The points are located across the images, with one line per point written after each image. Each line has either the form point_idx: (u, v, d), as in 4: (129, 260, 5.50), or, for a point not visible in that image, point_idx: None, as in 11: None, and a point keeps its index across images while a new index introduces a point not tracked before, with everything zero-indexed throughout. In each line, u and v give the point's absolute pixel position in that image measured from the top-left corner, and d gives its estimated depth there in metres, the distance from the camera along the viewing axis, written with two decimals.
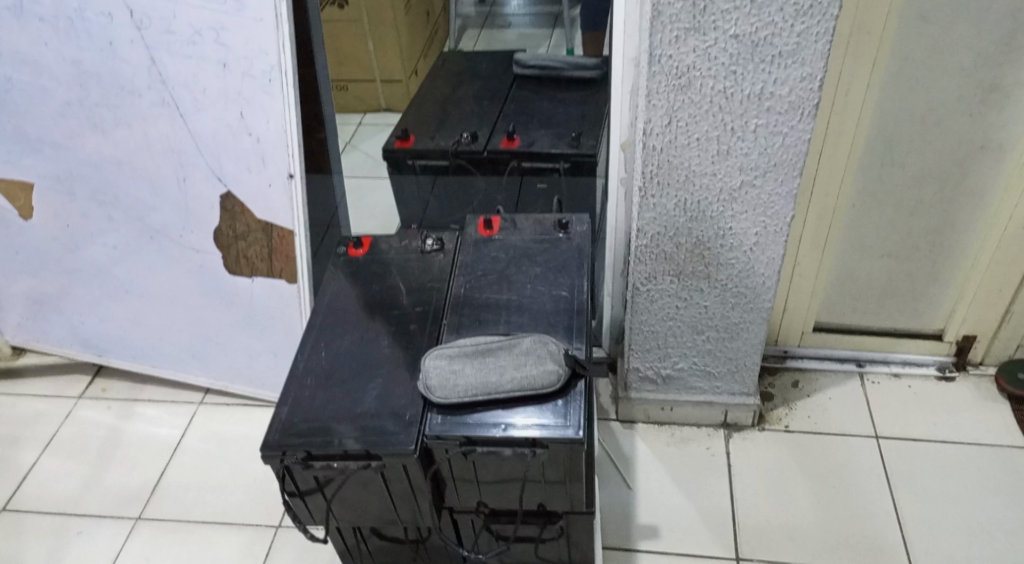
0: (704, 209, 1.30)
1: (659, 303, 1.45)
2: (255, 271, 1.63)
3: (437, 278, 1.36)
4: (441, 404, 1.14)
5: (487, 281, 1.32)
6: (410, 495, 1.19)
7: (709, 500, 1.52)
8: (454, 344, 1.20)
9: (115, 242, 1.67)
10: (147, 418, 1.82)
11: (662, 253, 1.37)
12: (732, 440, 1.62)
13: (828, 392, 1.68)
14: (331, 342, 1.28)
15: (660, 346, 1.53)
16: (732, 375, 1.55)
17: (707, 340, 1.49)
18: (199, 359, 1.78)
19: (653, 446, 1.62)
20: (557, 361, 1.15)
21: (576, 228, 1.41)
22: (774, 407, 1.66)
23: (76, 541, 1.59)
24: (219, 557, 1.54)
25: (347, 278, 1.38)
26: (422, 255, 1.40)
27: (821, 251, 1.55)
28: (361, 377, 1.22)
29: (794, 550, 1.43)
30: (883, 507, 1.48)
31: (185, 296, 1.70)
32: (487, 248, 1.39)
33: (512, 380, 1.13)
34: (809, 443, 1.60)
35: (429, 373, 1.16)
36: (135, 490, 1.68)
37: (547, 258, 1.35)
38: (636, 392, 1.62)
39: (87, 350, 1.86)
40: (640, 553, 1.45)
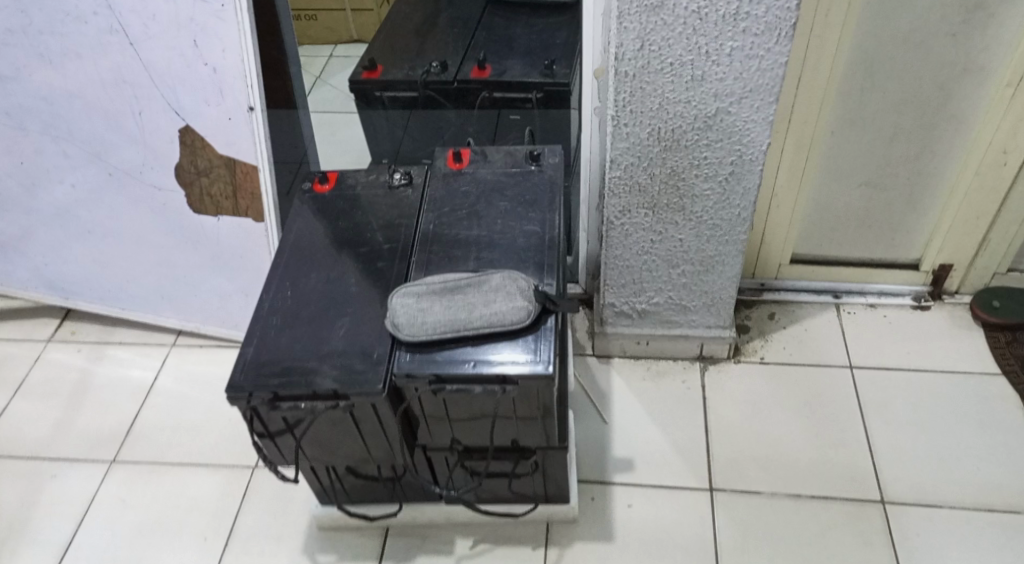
0: (678, 138, 1.26)
1: (634, 237, 1.42)
2: (220, 209, 1.59)
3: (406, 214, 1.32)
4: (409, 341, 1.12)
5: (457, 217, 1.29)
6: (381, 434, 1.18)
7: (684, 432, 1.53)
8: (422, 281, 1.17)
9: (74, 181, 1.62)
10: (119, 359, 1.80)
11: (637, 186, 1.34)
12: (707, 372, 1.62)
13: (804, 324, 1.68)
14: (297, 281, 1.24)
15: (635, 280, 1.51)
16: (708, 309, 1.54)
17: (682, 274, 1.48)
18: (168, 300, 1.75)
19: (629, 381, 1.62)
20: (527, 297, 1.13)
21: (549, 160, 1.36)
22: (750, 339, 1.66)
23: (52, 484, 1.58)
24: (195, 497, 1.54)
25: (313, 214, 1.34)
26: (390, 190, 1.36)
27: (799, 181, 1.52)
28: (329, 316, 1.19)
29: (766, 479, 1.45)
30: (855, 436, 1.49)
31: (150, 236, 1.66)
32: (457, 182, 1.34)
33: (481, 317, 1.12)
34: (783, 374, 1.60)
35: (397, 311, 1.13)
36: (109, 432, 1.66)
37: (518, 192, 1.31)
38: (612, 327, 1.61)
39: (53, 292, 1.82)
40: (615, 485, 1.46)
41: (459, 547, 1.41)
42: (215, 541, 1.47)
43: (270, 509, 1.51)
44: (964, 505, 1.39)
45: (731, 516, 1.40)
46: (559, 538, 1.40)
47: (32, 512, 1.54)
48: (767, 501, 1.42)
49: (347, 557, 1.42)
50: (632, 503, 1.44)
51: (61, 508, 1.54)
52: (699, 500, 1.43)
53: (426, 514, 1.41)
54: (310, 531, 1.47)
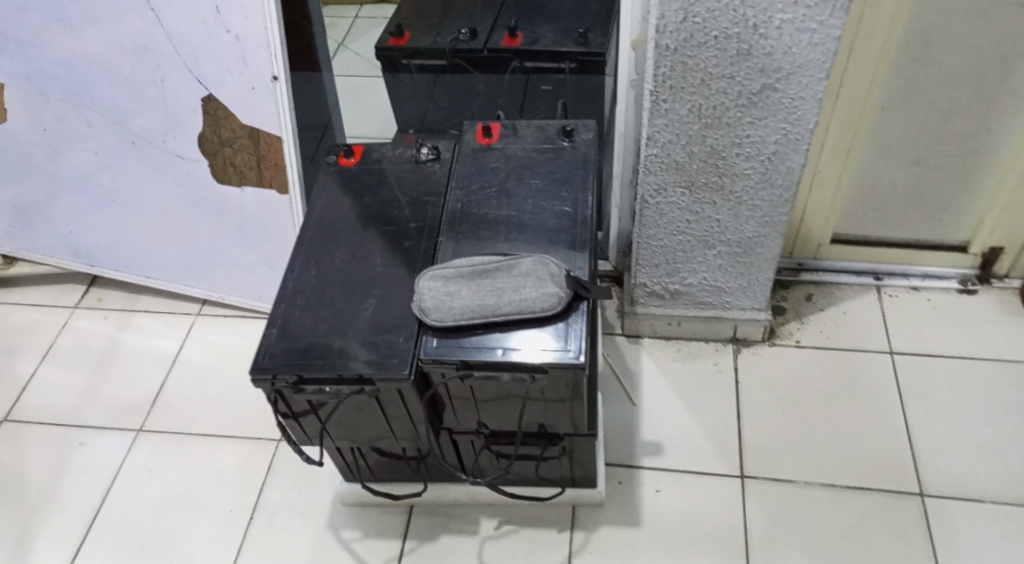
0: (720, 115, 1.20)
1: (669, 217, 1.37)
2: (244, 180, 1.55)
3: (433, 191, 1.28)
4: (436, 327, 1.08)
5: (486, 195, 1.24)
6: (407, 418, 1.16)
7: (715, 417, 1.49)
8: (450, 264, 1.13)
9: (96, 148, 1.59)
10: (144, 328, 1.79)
11: (674, 164, 1.28)
12: (740, 355, 1.57)
13: (843, 306, 1.62)
14: (321, 260, 1.21)
15: (668, 261, 1.45)
16: (744, 291, 1.49)
17: (718, 256, 1.42)
18: (193, 270, 1.73)
19: (659, 362, 1.58)
20: (557, 283, 1.09)
21: (582, 136, 1.30)
22: (786, 321, 1.60)
23: (79, 453, 1.59)
24: (220, 470, 1.53)
25: (339, 189, 1.30)
26: (417, 165, 1.31)
27: (844, 158, 1.45)
28: (354, 297, 1.16)
29: (799, 467, 1.41)
30: (894, 426, 1.44)
31: (173, 206, 1.63)
32: (486, 157, 1.29)
33: (511, 303, 1.08)
34: (820, 358, 1.55)
35: (424, 295, 1.10)
36: (135, 402, 1.66)
37: (550, 169, 1.26)
38: (643, 307, 1.56)
39: (79, 260, 1.80)
40: (643, 469, 1.43)
41: (484, 528, 1.39)
42: (240, 515, 1.46)
43: (294, 483, 1.50)
44: (1005, 499, 1.34)
45: (762, 505, 1.37)
46: (585, 523, 1.38)
47: (61, 480, 1.55)
48: (801, 491, 1.38)
49: (371, 534, 1.41)
50: (660, 489, 1.41)
51: (89, 477, 1.55)
52: (730, 487, 1.40)
53: (451, 494, 1.39)
54: (333, 506, 1.45)
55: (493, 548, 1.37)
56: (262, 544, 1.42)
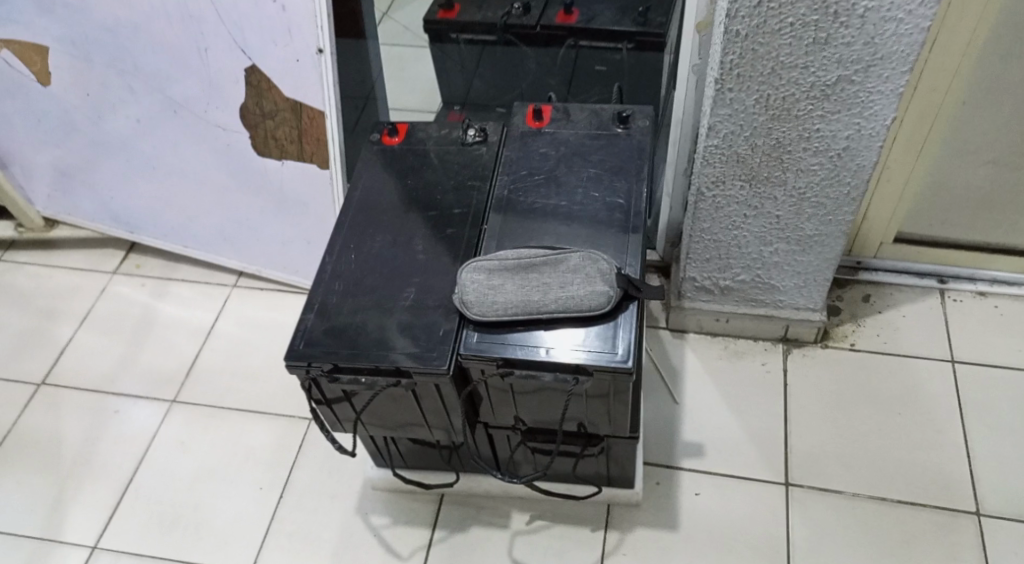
0: (789, 106, 1.12)
1: (725, 211, 1.30)
2: (284, 154, 1.51)
3: (479, 176, 1.22)
4: (477, 321, 1.04)
5: (534, 182, 1.18)
6: (444, 411, 1.12)
7: (761, 420, 1.43)
8: (495, 255, 1.08)
9: (138, 115, 1.56)
10: (181, 298, 1.78)
11: (735, 156, 1.21)
12: (790, 355, 1.50)
13: (903, 310, 1.54)
14: (361, 244, 1.17)
15: (721, 256, 1.39)
16: (800, 290, 1.42)
17: (774, 253, 1.35)
18: (232, 241, 1.71)
19: (704, 359, 1.52)
20: (607, 281, 1.03)
21: (638, 122, 1.23)
22: (840, 323, 1.53)
23: (114, 421, 1.58)
24: (252, 446, 1.52)
25: (382, 169, 1.25)
26: (463, 147, 1.26)
27: (916, 154, 1.36)
28: (394, 284, 1.11)
29: (848, 478, 1.35)
30: (952, 440, 1.37)
31: (214, 177, 1.60)
32: (534, 142, 1.23)
33: (557, 300, 1.02)
34: (875, 363, 1.48)
35: (466, 287, 1.05)
36: (170, 372, 1.65)
37: (602, 157, 1.20)
38: (690, 301, 1.50)
39: (119, 226, 1.80)
40: (683, 471, 1.38)
41: (515, 523, 1.36)
42: (270, 493, 1.45)
43: (324, 464, 1.47)
44: None
45: (806, 515, 1.31)
46: (620, 524, 1.34)
47: (95, 447, 1.55)
48: (848, 503, 1.32)
49: (401, 521, 1.38)
50: (700, 492, 1.36)
51: (123, 446, 1.54)
52: (773, 494, 1.34)
53: (483, 486, 1.36)
54: (363, 490, 1.43)
55: (524, 543, 1.34)
56: (291, 524, 1.40)
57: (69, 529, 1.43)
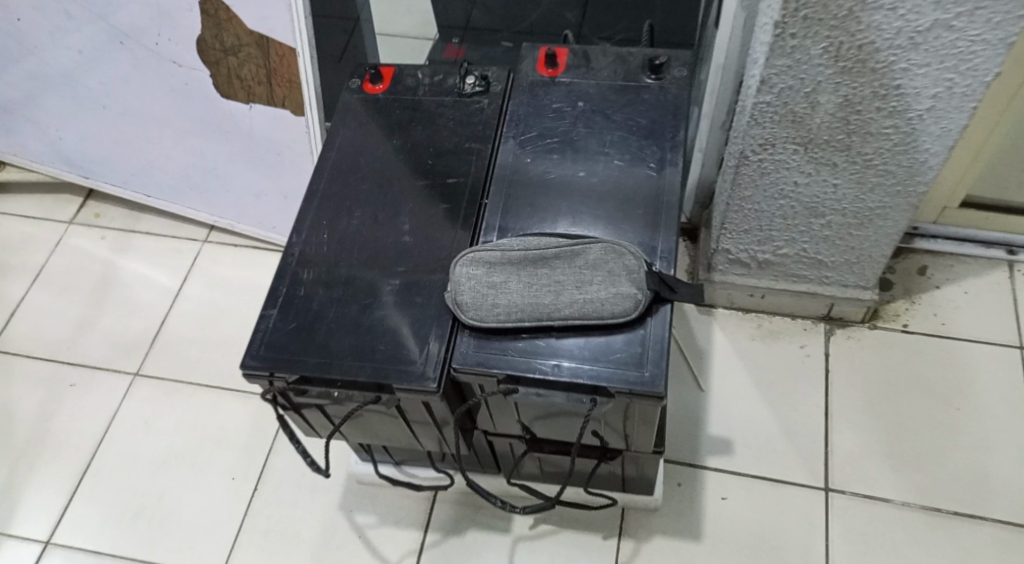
0: (866, 57, 0.89)
1: (772, 178, 1.09)
2: (252, 96, 1.29)
3: (479, 136, 1.01)
4: (474, 327, 0.85)
5: (545, 147, 0.99)
6: (434, 426, 0.94)
7: (798, 413, 1.26)
8: (496, 244, 0.89)
9: (79, 45, 1.33)
10: (145, 254, 1.57)
11: (791, 115, 0.99)
12: (833, 337, 1.32)
13: (964, 285, 1.34)
14: (336, 220, 0.96)
15: (762, 228, 1.18)
16: (851, 266, 1.22)
17: (826, 226, 1.15)
18: (198, 192, 1.50)
19: (734, 340, 1.34)
20: (633, 282, 0.84)
21: (674, 72, 1.02)
22: (892, 299, 1.34)
23: (70, 396, 1.40)
24: (225, 428, 1.34)
25: (364, 123, 1.04)
26: (459, 99, 1.04)
27: (1001, 110, 1.14)
28: (374, 273, 0.91)
29: (897, 485, 1.19)
30: (1017, 441, 1.20)
31: (172, 119, 1.38)
32: (547, 94, 1.02)
33: (573, 304, 0.84)
34: (929, 348, 1.29)
35: (460, 285, 0.86)
36: (133, 338, 1.46)
37: (629, 116, 0.99)
38: (721, 275, 1.30)
39: (71, 170, 1.58)
40: (708, 471, 1.23)
41: (517, 526, 1.21)
42: (243, 485, 1.28)
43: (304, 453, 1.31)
44: None
45: (848, 527, 1.16)
46: (635, 531, 1.19)
47: (49, 426, 1.37)
48: (896, 513, 1.17)
49: (388, 521, 1.22)
50: (726, 497, 1.20)
51: (80, 423, 1.37)
52: (812, 501, 1.19)
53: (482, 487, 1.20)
54: (347, 483, 1.26)
55: (527, 551, 1.19)
56: (266, 521, 1.24)
57: (20, 522, 1.27)
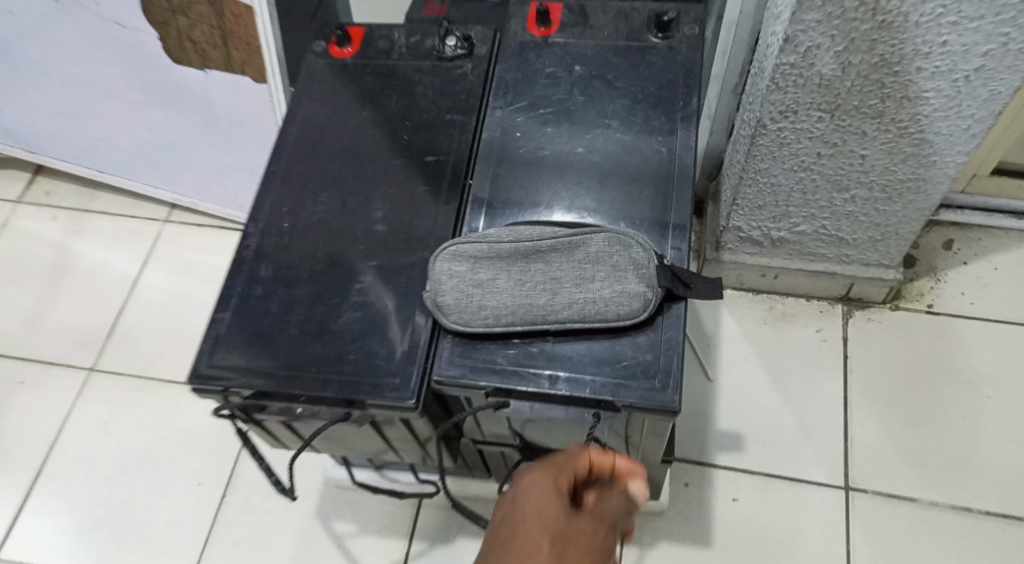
0: (911, 10, 0.76)
1: (791, 149, 0.96)
2: (207, 61, 1.15)
3: (461, 106, 0.88)
4: (458, 332, 0.73)
5: (539, 118, 0.87)
6: (415, 441, 0.83)
7: (814, 404, 1.16)
8: (482, 234, 0.76)
9: (10, 6, 1.16)
10: (101, 236, 1.44)
11: (817, 77, 0.86)
12: (852, 320, 1.21)
13: (993, 261, 1.23)
14: (298, 206, 0.83)
15: (778, 203, 1.06)
16: (874, 243, 1.11)
17: (850, 201, 1.03)
18: (156, 167, 1.37)
19: (744, 324, 1.23)
20: (641, 279, 0.73)
21: (685, 30, 0.89)
22: (915, 277, 1.23)
23: (21, 395, 1.28)
24: (190, 428, 1.23)
25: (330, 92, 0.90)
26: (439, 64, 0.91)
27: None
28: (343, 268, 0.79)
29: (923, 482, 1.09)
30: None
31: (121, 88, 1.23)
32: (538, 58, 0.90)
33: (572, 305, 0.72)
34: (956, 331, 1.19)
35: (440, 284, 0.74)
36: (88, 330, 1.33)
37: (633, 82, 0.87)
38: (730, 254, 1.19)
39: (17, 144, 1.44)
40: (717, 469, 1.13)
41: None
42: (211, 491, 1.17)
43: None
44: None
45: (870, 529, 1.07)
46: (638, 536, 1.09)
47: None
48: (922, 513, 1.08)
49: (369, 529, 1.12)
50: (737, 497, 1.11)
51: (31, 426, 1.25)
52: (830, 501, 1.09)
53: (471, 492, 1.09)
54: (324, 488, 1.15)
55: None
56: (236, 532, 1.13)
57: None
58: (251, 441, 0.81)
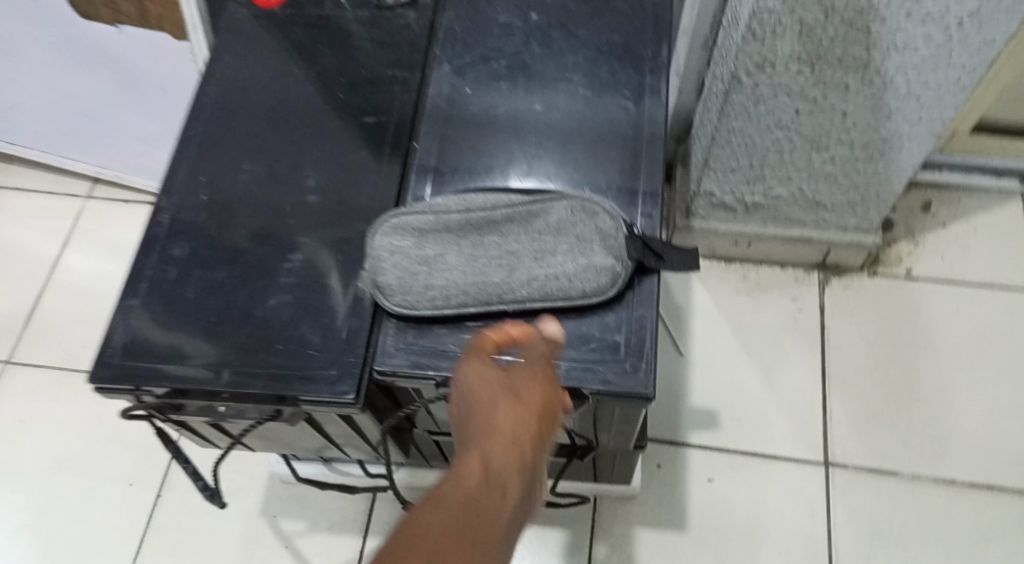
0: None
1: (768, 106, 0.89)
2: (121, 16, 1.03)
3: (404, 61, 0.79)
4: (403, 315, 0.65)
5: (492, 75, 0.78)
6: (360, 438, 0.74)
7: (791, 377, 1.10)
8: (429, 205, 0.68)
9: None
10: (17, 215, 1.31)
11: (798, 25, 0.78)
12: (828, 287, 1.15)
13: (973, 222, 1.18)
14: (220, 177, 0.74)
15: (753, 166, 0.99)
16: (853, 206, 1.04)
17: (829, 161, 0.96)
18: (73, 139, 1.24)
19: (716, 295, 1.16)
20: (609, 249, 0.65)
21: None
22: (893, 241, 1.17)
23: None
24: (121, 424, 1.13)
25: (254, 47, 0.80)
26: (378, 13, 0.81)
27: None
28: (272, 246, 0.70)
29: (905, 455, 1.04)
30: None
31: (24, 50, 1.10)
32: (492, 9, 0.81)
33: (531, 282, 0.64)
34: (935, 296, 1.14)
35: (381, 262, 0.65)
36: (4, 319, 1.22)
37: (596, 32, 0.80)
38: (701, 221, 1.11)
39: None
40: (691, 449, 1.06)
41: None
42: (145, 491, 1.08)
43: None
44: None
45: (852, 507, 1.02)
46: (609, 524, 1.03)
47: None
48: (905, 487, 1.03)
49: (320, 526, 1.04)
50: (713, 478, 1.04)
51: None
52: (809, 480, 1.04)
53: None
54: (270, 484, 1.07)
55: None
56: (174, 535, 1.04)
57: None
58: (172, 443, 0.71)
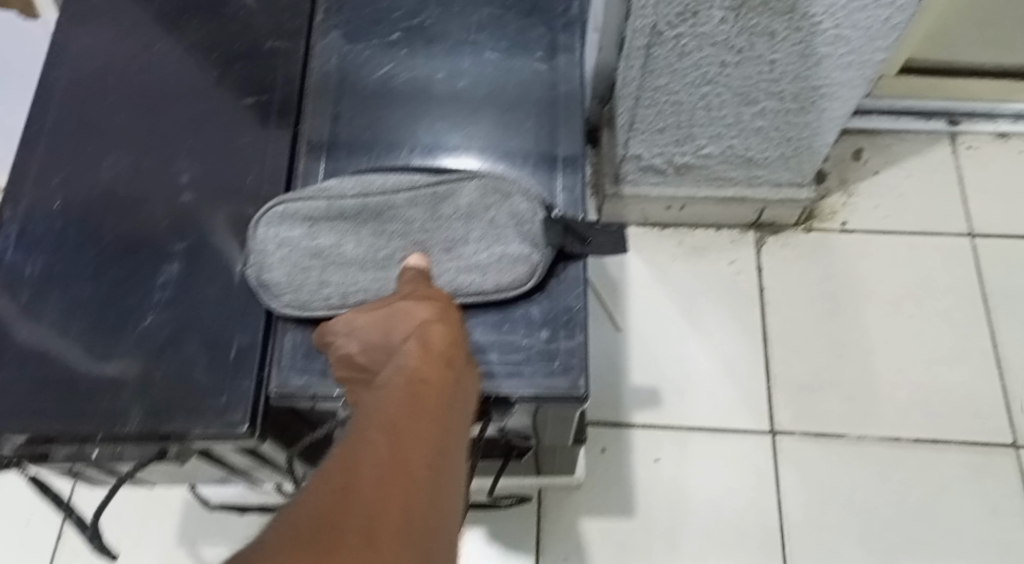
0: None
1: (693, 59, 0.82)
2: None
3: (285, 30, 0.69)
4: (298, 317, 0.57)
5: (388, 40, 0.69)
6: (268, 464, 0.65)
7: (733, 344, 1.06)
8: (321, 189, 0.59)
9: None
10: None
11: None
12: (765, 247, 1.11)
13: (904, 168, 1.15)
14: (75, 177, 0.63)
15: (681, 123, 0.92)
16: (787, 160, 0.99)
17: (759, 114, 0.90)
18: None
19: (652, 263, 1.10)
20: (526, 235, 0.57)
21: None
22: (827, 194, 1.13)
23: None
24: None
25: (108, 22, 0.69)
26: None
27: None
28: (142, 254, 0.60)
29: (851, 416, 1.01)
30: (978, 345, 1.05)
31: None
32: None
33: (440, 276, 0.57)
34: (872, 248, 1.10)
35: (269, 255, 0.58)
36: None
37: None
38: (631, 186, 1.05)
39: None
40: (635, 428, 1.01)
41: None
42: (41, 530, 0.97)
43: None
44: None
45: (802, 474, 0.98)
46: (556, 515, 0.97)
47: None
48: (853, 449, 1.00)
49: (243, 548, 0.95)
50: (661, 457, 0.99)
51: None
52: (757, 450, 1.00)
53: None
54: (184, 508, 0.97)
55: None
56: None
57: None
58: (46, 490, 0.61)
